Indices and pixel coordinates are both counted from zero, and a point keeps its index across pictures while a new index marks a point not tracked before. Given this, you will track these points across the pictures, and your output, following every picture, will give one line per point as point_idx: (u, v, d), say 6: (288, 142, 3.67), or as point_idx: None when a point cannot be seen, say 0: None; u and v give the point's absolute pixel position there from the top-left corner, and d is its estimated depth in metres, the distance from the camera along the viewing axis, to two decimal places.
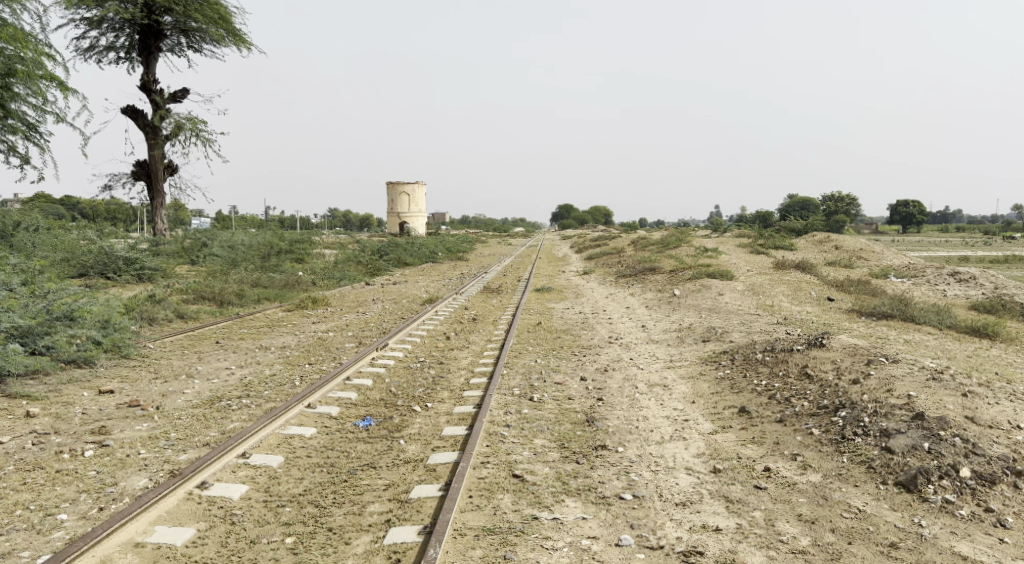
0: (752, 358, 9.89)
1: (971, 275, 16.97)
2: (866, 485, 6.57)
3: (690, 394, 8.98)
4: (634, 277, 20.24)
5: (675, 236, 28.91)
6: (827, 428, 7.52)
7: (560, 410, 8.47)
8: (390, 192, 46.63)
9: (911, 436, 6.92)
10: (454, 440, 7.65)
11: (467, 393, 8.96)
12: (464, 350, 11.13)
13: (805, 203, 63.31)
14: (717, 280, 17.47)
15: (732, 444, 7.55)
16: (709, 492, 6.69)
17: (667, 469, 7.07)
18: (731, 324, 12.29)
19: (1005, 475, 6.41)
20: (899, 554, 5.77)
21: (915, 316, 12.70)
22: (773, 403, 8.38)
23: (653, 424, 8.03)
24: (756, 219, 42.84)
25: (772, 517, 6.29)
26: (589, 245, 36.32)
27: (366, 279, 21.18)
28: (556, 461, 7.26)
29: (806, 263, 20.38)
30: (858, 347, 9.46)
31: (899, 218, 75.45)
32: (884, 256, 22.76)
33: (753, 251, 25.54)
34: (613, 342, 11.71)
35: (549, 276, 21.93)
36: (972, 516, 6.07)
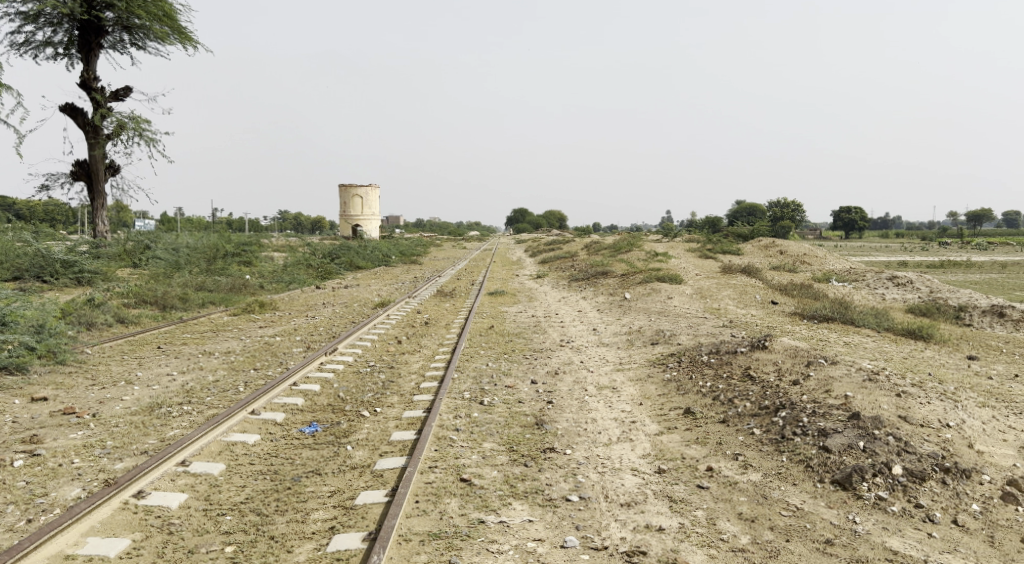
0: (698, 361, 10.06)
1: (908, 279, 17.56)
2: (804, 484, 6.75)
3: (638, 396, 9.10)
4: (587, 281, 20.42)
5: (626, 241, 29.18)
6: (768, 428, 7.70)
7: (509, 413, 8.48)
8: (342, 195, 46.03)
9: (847, 436, 7.13)
10: (402, 445, 7.60)
11: (417, 397, 8.92)
12: (416, 354, 11.08)
13: (754, 210, 64.65)
14: (667, 284, 17.74)
15: (677, 444, 7.67)
16: (653, 492, 6.78)
17: (613, 470, 7.15)
18: (679, 327, 12.48)
19: (935, 472, 6.64)
20: (834, 550, 5.93)
21: (855, 319, 13.10)
22: (717, 404, 8.54)
23: (601, 426, 8.11)
24: (706, 223, 43.67)
25: (713, 516, 6.41)
26: (543, 249, 36.51)
27: (316, 283, 20.89)
28: (504, 465, 7.27)
29: (752, 267, 20.84)
30: (799, 349, 9.71)
31: (842, 225, 77.67)
32: (827, 261, 23.41)
33: (702, 256, 26.02)
34: (564, 345, 11.79)
35: (503, 280, 21.95)
36: (903, 512, 6.29)
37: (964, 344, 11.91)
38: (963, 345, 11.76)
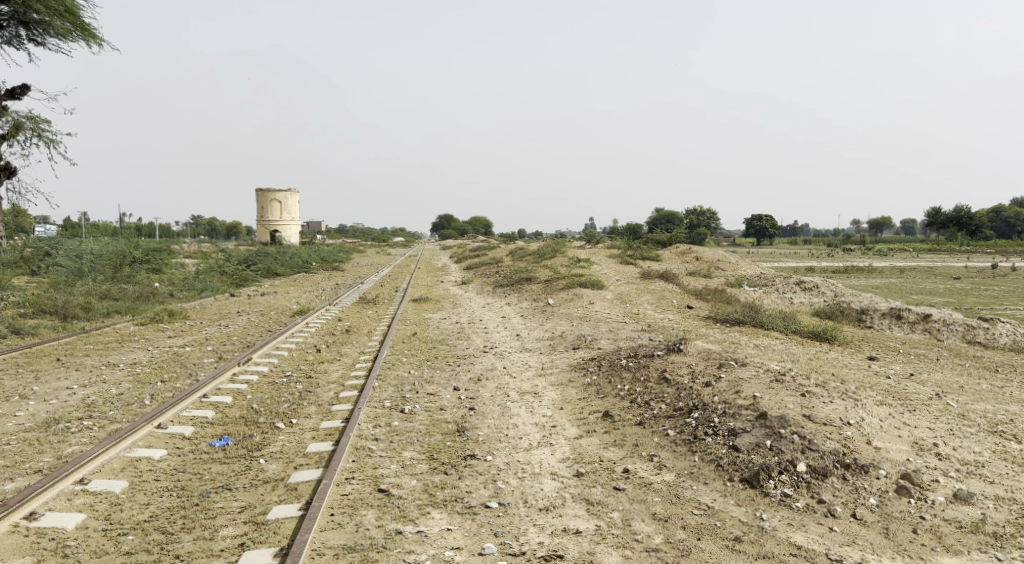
0: (617, 364, 10.23)
1: (814, 284, 18.39)
2: (715, 482, 6.95)
3: (559, 401, 9.18)
4: (511, 287, 20.52)
5: (549, 247, 29.46)
6: (682, 429, 7.90)
7: (430, 421, 8.41)
8: (259, 199, 44.78)
9: (755, 435, 7.39)
10: (318, 457, 7.43)
11: (335, 407, 8.74)
12: (335, 363, 10.86)
13: (671, 217, 66.25)
14: (589, 289, 18.02)
15: (595, 447, 7.77)
16: (571, 496, 6.85)
17: (533, 475, 7.18)
18: (600, 332, 12.68)
19: (836, 468, 6.95)
20: (742, 547, 6.12)
21: (764, 322, 13.61)
22: (635, 407, 8.71)
23: (522, 432, 8.13)
24: (627, 230, 44.57)
25: (629, 517, 6.52)
26: (467, 256, 36.51)
27: (230, 290, 20.25)
28: (423, 473, 7.20)
29: (670, 272, 21.40)
30: (712, 351, 10.02)
31: (754, 232, 80.59)
32: (740, 267, 24.27)
33: (623, 262, 26.57)
34: (487, 351, 11.79)
35: (426, 286, 21.82)
36: (807, 508, 6.55)
37: (864, 345, 12.56)
38: (864, 347, 12.38)
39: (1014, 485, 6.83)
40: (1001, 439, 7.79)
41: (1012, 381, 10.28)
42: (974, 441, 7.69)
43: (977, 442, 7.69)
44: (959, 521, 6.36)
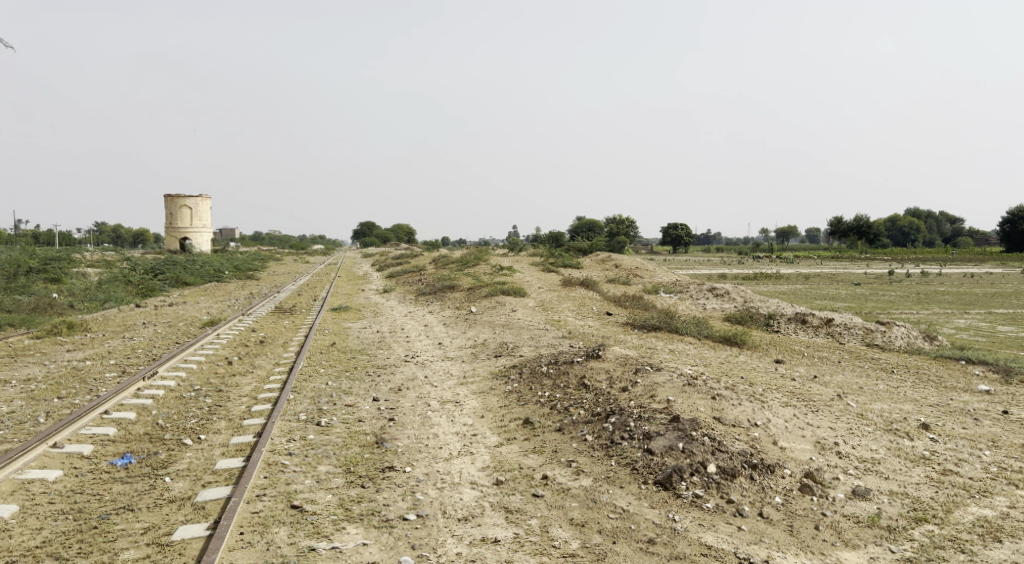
0: (538, 371, 10.30)
1: (726, 290, 19.04)
2: (630, 486, 7.08)
3: (480, 409, 9.16)
4: (433, 294, 20.40)
5: (472, 255, 29.45)
6: (599, 434, 8.02)
7: (348, 433, 8.25)
8: (168, 205, 43.07)
9: (668, 438, 7.57)
10: (228, 473, 7.19)
11: (247, 422, 8.46)
12: (248, 376, 10.51)
13: (592, 225, 67.39)
14: (510, 296, 18.10)
15: (515, 454, 7.79)
16: (490, 504, 6.84)
17: (452, 485, 7.14)
18: (522, 339, 12.74)
19: (744, 468, 7.19)
20: (655, 549, 6.24)
21: (679, 327, 14.00)
22: (554, 413, 8.79)
23: (442, 441, 8.08)
24: (548, 238, 45.07)
25: (547, 523, 6.56)
26: (388, 263, 36.12)
27: (136, 300, 19.37)
28: (339, 488, 7.05)
29: (590, 280, 21.76)
30: (629, 357, 10.22)
31: (669, 240, 82.82)
32: (656, 274, 24.90)
33: (545, 269, 26.84)
34: (408, 360, 11.66)
35: (345, 294, 21.44)
36: (717, 508, 6.75)
37: (772, 348, 13.08)
38: (771, 350, 12.89)
39: (906, 480, 7.23)
40: (895, 436, 8.24)
41: (906, 381, 10.90)
42: (871, 439, 8.10)
43: (874, 440, 8.11)
44: (857, 516, 6.66)
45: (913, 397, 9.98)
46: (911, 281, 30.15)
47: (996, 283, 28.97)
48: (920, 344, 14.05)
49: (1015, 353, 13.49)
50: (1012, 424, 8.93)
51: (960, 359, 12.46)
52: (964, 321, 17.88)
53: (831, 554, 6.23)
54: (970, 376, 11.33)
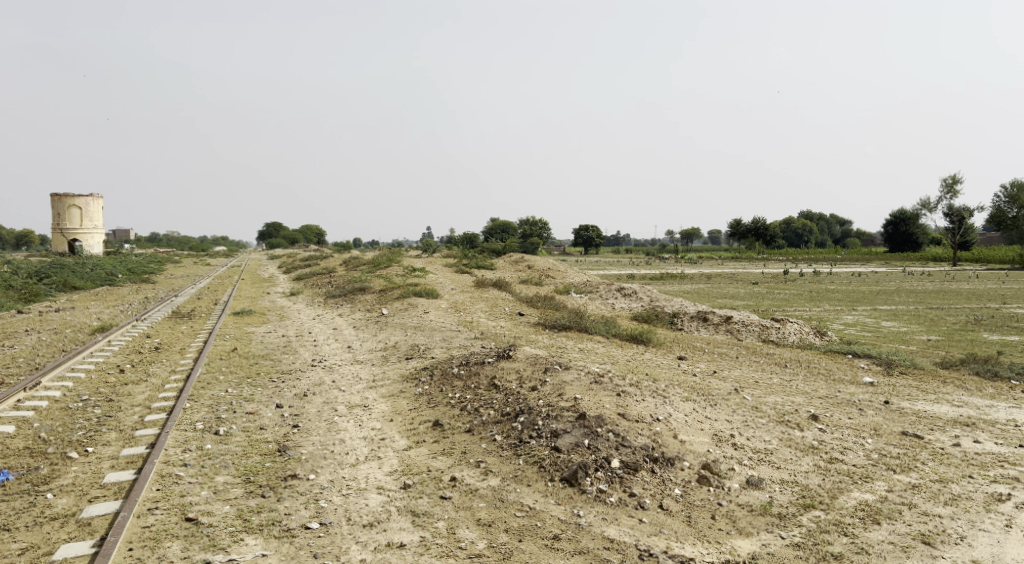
0: (448, 373, 10.24)
1: (634, 290, 19.53)
2: (537, 484, 7.15)
3: (388, 413, 9.04)
4: (343, 297, 20.00)
5: (383, 256, 29.04)
6: (508, 434, 8.06)
7: (248, 442, 7.97)
8: (55, 205, 40.51)
9: (574, 435, 7.70)
10: (118, 487, 6.83)
11: (140, 432, 8.07)
12: (141, 385, 9.99)
13: (506, 227, 67.45)
14: (423, 298, 17.98)
15: (423, 457, 7.73)
16: (397, 508, 6.76)
17: (358, 491, 7.02)
18: (433, 341, 12.64)
19: (646, 462, 7.38)
20: (560, 545, 6.33)
21: (588, 326, 14.26)
22: (464, 414, 8.78)
23: (348, 447, 7.93)
24: (461, 240, 44.96)
25: (453, 525, 6.54)
26: (297, 265, 35.17)
27: (18, 307, 18.12)
28: (238, 498, 6.81)
29: (502, 281, 21.89)
30: (539, 356, 10.31)
31: (581, 242, 84.12)
32: (568, 275, 25.27)
33: (459, 270, 26.79)
34: (315, 364, 11.40)
35: (249, 297, 20.73)
36: (619, 502, 6.90)
37: (676, 346, 13.51)
38: (675, 347, 13.32)
39: (796, 469, 7.60)
40: (786, 427, 8.65)
41: (799, 375, 11.46)
42: (764, 431, 8.48)
43: (768, 431, 8.49)
44: (750, 505, 6.95)
45: (805, 390, 10.50)
46: (804, 280, 31.84)
47: (879, 281, 30.90)
48: (811, 340, 14.82)
49: (896, 347, 14.43)
50: (892, 413, 9.53)
51: (848, 353, 13.21)
52: (852, 317, 18.95)
53: (726, 542, 6.46)
54: (856, 369, 12.03)
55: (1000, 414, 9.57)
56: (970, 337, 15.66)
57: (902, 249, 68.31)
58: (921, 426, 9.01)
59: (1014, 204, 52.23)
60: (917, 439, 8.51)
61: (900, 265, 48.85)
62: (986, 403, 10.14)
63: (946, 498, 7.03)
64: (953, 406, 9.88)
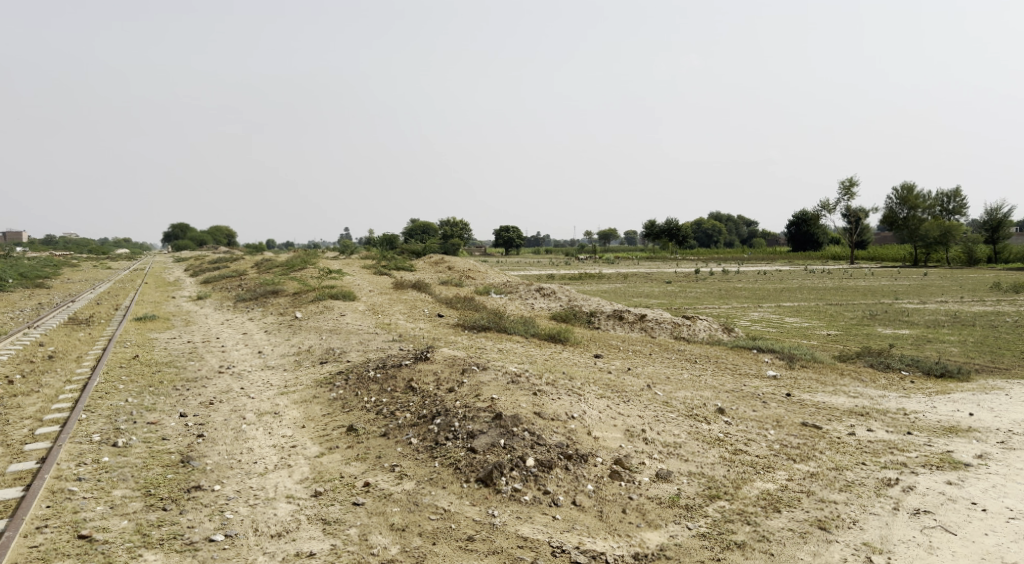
0: (364, 377, 10.07)
1: (552, 290, 19.73)
2: (452, 485, 7.13)
3: (301, 419, 8.82)
4: (255, 300, 19.40)
5: (298, 258, 28.33)
6: (424, 436, 8.00)
7: (149, 453, 7.63)
8: None
9: (491, 435, 7.71)
10: (4, 506, 6.43)
11: (29, 447, 7.60)
12: (32, 396, 9.41)
13: (427, 228, 66.88)
14: (339, 301, 17.63)
15: (336, 463, 7.59)
16: (307, 517, 6.62)
17: (266, 501, 6.82)
18: (349, 344, 12.42)
19: (560, 459, 7.47)
20: (474, 546, 6.33)
21: (507, 327, 14.31)
22: (379, 418, 8.65)
23: (257, 456, 7.69)
24: (380, 240, 44.31)
25: (366, 531, 6.45)
26: (206, 267, 33.88)
27: None
28: (137, 512, 6.52)
29: (421, 282, 21.72)
30: (457, 358, 10.26)
31: (502, 242, 84.35)
32: (488, 276, 25.34)
33: (377, 272, 26.43)
34: (223, 371, 11.01)
35: (154, 302, 19.84)
36: (534, 500, 6.95)
37: (593, 344, 13.74)
38: (591, 345, 13.55)
39: (703, 461, 7.86)
40: (695, 421, 8.92)
41: (707, 370, 11.85)
42: (674, 425, 8.73)
43: (677, 425, 8.74)
44: (659, 497, 7.14)
45: (713, 385, 10.87)
46: (713, 279, 32.93)
47: (784, 281, 31.00)
48: (720, 336, 15.35)
49: (798, 341, 15.10)
50: (793, 405, 9.97)
51: (753, 348, 13.74)
52: (758, 314, 19.72)
53: (635, 535, 6.60)
54: (761, 363, 12.52)
55: (891, 404, 10.15)
56: (866, 331, 16.55)
57: (804, 249, 71.57)
58: (819, 417, 9.47)
59: (904, 205, 55.51)
60: (815, 429, 8.93)
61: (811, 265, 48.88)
62: (879, 393, 10.75)
63: (841, 485, 7.41)
64: (849, 397, 10.41)
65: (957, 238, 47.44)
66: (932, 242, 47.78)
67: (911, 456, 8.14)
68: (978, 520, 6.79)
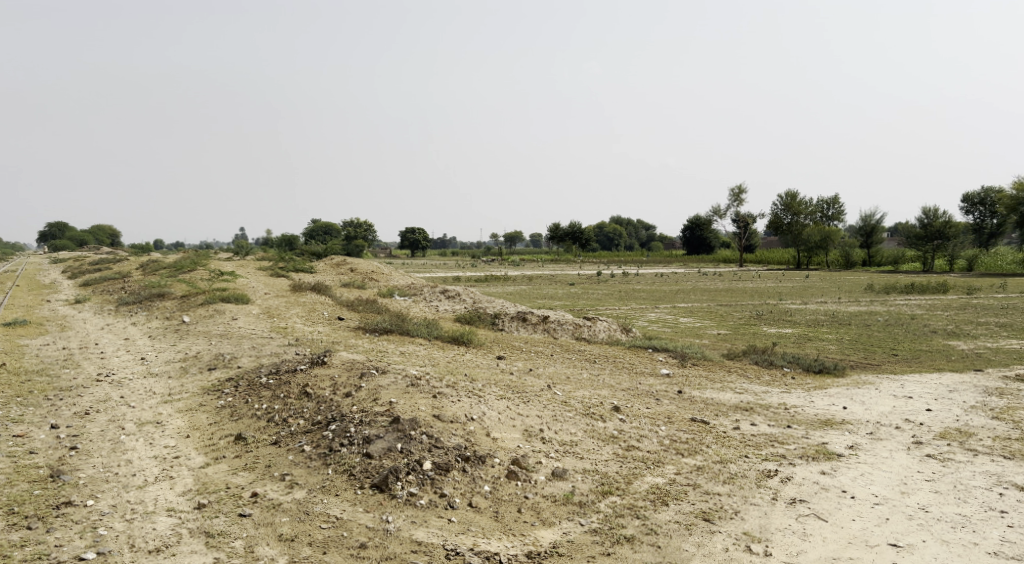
0: (256, 383, 9.72)
1: (456, 291, 19.72)
2: (345, 493, 6.99)
3: (186, 429, 8.43)
4: (140, 303, 18.42)
5: (189, 259, 27.08)
6: (318, 443, 7.81)
7: (14, 469, 7.11)
8: None
9: (387, 440, 7.59)
10: None
11: None
12: None
13: (329, 228, 65.31)
14: (231, 304, 16.97)
15: (222, 474, 7.30)
16: (189, 530, 6.34)
17: (144, 515, 6.49)
18: (240, 349, 11.98)
19: (458, 462, 7.45)
20: (366, 553, 6.23)
21: (409, 329, 14.17)
22: (271, 426, 8.38)
23: (137, 468, 7.30)
24: (279, 241, 42.86)
25: (252, 543, 6.24)
26: (88, 269, 31.88)
27: None
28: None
29: (321, 284, 21.20)
30: (355, 362, 10.08)
31: (407, 244, 83.44)
32: (391, 278, 25.04)
33: (274, 273, 25.63)
34: (101, 379, 10.39)
35: (26, 306, 18.48)
36: (429, 504, 6.91)
37: (495, 345, 13.81)
38: (494, 347, 13.62)
39: (598, 458, 8.03)
40: (591, 419, 9.12)
41: (605, 369, 12.11)
42: (571, 424, 8.88)
43: (575, 424, 8.90)
44: (554, 496, 7.25)
45: (610, 383, 11.14)
46: (613, 281, 33.86)
47: (679, 281, 33.46)
48: (618, 337, 15.77)
49: (691, 340, 15.70)
50: (684, 401, 10.35)
51: (649, 347, 14.19)
52: (654, 315, 20.36)
53: (529, 534, 6.67)
54: (656, 362, 12.93)
55: (773, 399, 10.69)
56: (753, 330, 17.39)
57: (698, 252, 74.47)
58: (708, 412, 9.86)
59: (788, 212, 58.62)
60: (703, 424, 9.30)
61: (690, 264, 55.35)
62: (762, 389, 11.31)
63: (725, 477, 7.74)
64: (736, 394, 10.89)
65: (835, 242, 50.67)
66: (813, 247, 51.21)
67: (790, 448, 8.61)
68: (847, 507, 7.25)
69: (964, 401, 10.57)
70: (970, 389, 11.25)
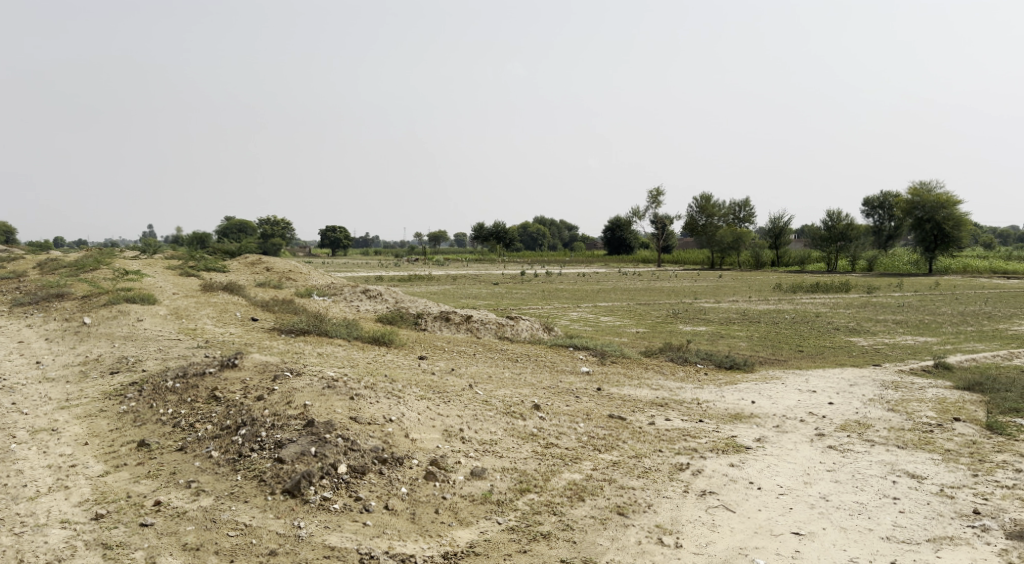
0: (161, 387, 9.31)
1: (377, 291, 19.44)
2: (256, 499, 6.78)
3: (84, 436, 8.01)
4: (36, 304, 17.40)
5: (91, 258, 25.73)
6: (227, 448, 7.54)
7: None
8: None
9: (300, 443, 7.39)
10: None
11: None
12: None
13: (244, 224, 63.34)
14: (137, 305, 16.21)
15: (123, 482, 6.97)
16: (85, 543, 6.03)
17: (35, 528, 6.14)
18: (146, 352, 11.46)
19: (374, 464, 7.35)
20: (276, 560, 6.07)
21: (327, 330, 13.88)
22: (177, 432, 8.05)
23: (28, 478, 6.90)
24: (189, 240, 41.08)
25: (154, 554, 5.98)
26: None
27: None
28: None
29: (235, 284, 20.53)
30: (268, 364, 9.78)
31: (327, 243, 81.73)
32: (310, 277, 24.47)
33: (185, 273, 24.65)
34: None
35: None
36: (343, 508, 6.77)
37: (417, 345, 13.69)
38: (415, 347, 13.50)
39: (516, 457, 8.06)
40: (511, 418, 9.14)
41: (526, 368, 12.17)
42: (491, 423, 8.88)
43: (494, 423, 8.90)
44: (472, 495, 7.24)
45: (531, 382, 11.21)
46: (535, 281, 34.11)
47: (600, 281, 33.64)
48: (540, 335, 15.90)
49: (610, 339, 15.99)
50: (602, 398, 10.51)
51: (569, 345, 14.36)
52: (575, 313, 20.63)
53: (446, 535, 6.64)
54: (576, 360, 13.09)
55: (687, 394, 10.99)
56: (669, 328, 17.85)
57: (619, 252, 75.85)
58: (625, 409, 10.04)
59: (703, 214, 60.60)
60: (620, 420, 9.47)
61: (614, 265, 56.69)
62: (677, 384, 11.61)
63: (639, 472, 7.90)
64: (652, 390, 11.13)
65: (748, 243, 52.51)
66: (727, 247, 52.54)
67: (702, 442, 8.86)
68: (754, 497, 7.52)
69: (864, 395, 11.13)
70: (869, 382, 11.86)
